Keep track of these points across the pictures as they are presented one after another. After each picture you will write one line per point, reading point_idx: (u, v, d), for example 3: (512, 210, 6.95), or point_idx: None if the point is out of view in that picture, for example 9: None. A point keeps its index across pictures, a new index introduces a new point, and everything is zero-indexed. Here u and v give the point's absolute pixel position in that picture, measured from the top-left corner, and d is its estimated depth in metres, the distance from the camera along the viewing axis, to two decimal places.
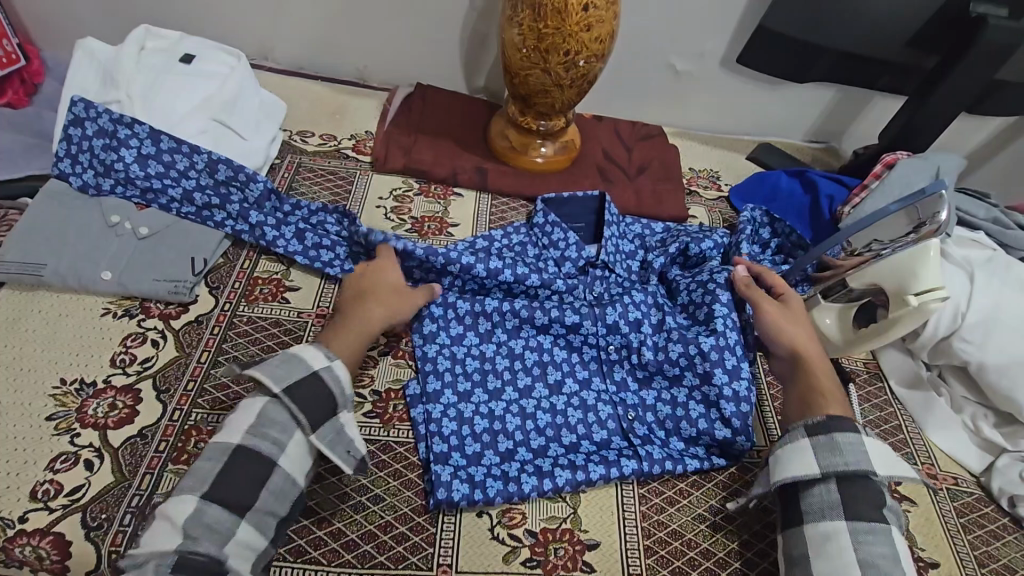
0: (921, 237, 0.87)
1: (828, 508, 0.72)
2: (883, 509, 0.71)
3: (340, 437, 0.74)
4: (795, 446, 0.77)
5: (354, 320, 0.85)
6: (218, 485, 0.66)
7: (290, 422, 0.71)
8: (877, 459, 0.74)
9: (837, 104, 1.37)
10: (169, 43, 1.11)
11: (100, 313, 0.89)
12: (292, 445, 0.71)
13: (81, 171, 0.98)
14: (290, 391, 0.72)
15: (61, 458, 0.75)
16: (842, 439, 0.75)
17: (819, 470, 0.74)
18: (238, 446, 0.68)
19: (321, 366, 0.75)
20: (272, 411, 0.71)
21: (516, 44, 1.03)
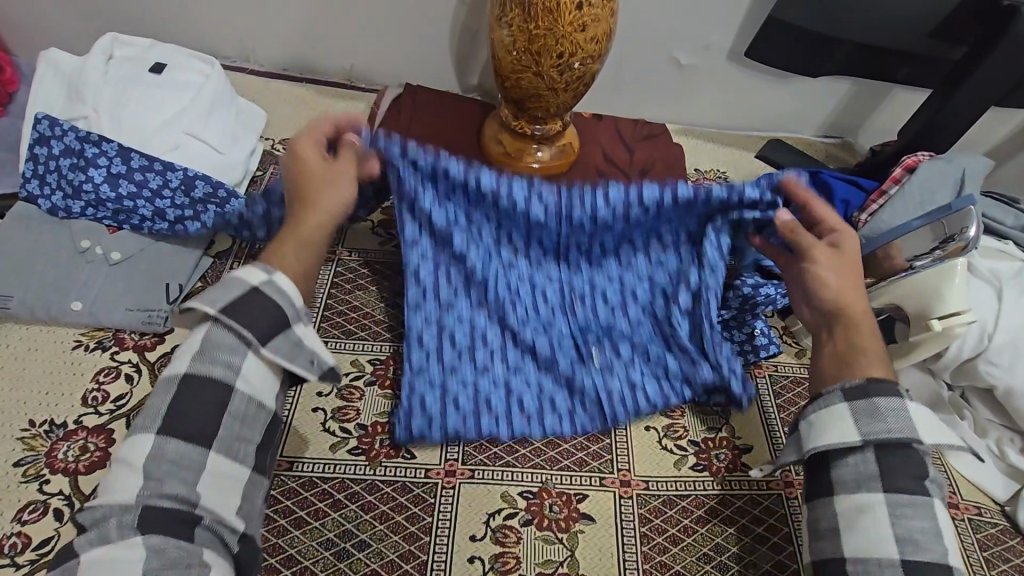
0: (948, 255, 0.80)
1: (865, 479, 0.63)
2: (926, 480, 0.63)
3: (299, 349, 0.66)
4: (830, 408, 0.67)
5: (296, 231, 0.73)
6: (174, 419, 0.59)
7: (239, 343, 0.63)
8: (921, 425, 0.65)
9: (853, 97, 1.29)
10: (139, 50, 1.05)
11: (70, 346, 0.84)
12: (247, 365, 0.63)
13: (49, 192, 0.93)
14: (231, 314, 0.62)
15: (29, 508, 0.71)
16: (884, 404, 0.65)
17: (859, 437, 0.64)
18: (188, 374, 0.60)
19: (259, 280, 0.64)
20: (214, 334, 0.62)
21: (506, 45, 0.96)
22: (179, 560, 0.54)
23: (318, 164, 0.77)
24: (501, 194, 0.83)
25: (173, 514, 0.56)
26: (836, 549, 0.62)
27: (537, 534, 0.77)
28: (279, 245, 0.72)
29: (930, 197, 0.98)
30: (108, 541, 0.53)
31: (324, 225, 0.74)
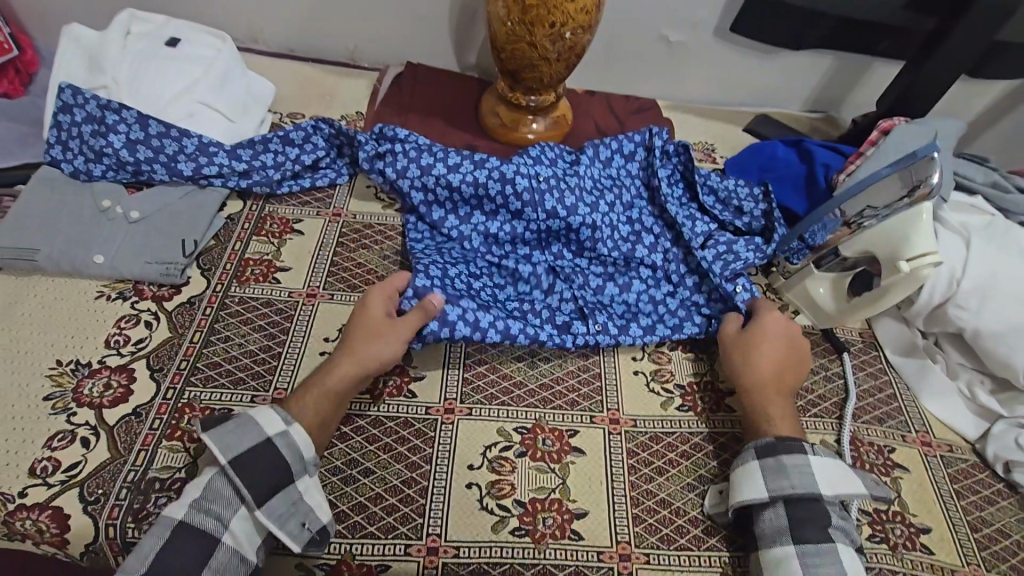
0: (914, 201, 0.86)
1: (778, 533, 0.72)
2: (831, 530, 0.72)
3: (297, 503, 0.70)
4: (747, 469, 0.77)
5: (324, 378, 0.79)
6: (157, 567, 0.62)
7: (236, 497, 0.68)
8: (823, 480, 0.74)
9: (836, 71, 1.34)
10: (155, 27, 1.11)
11: (93, 297, 0.90)
12: (236, 522, 0.67)
13: (72, 157, 0.99)
14: (239, 465, 0.68)
15: (58, 436, 0.77)
16: (791, 462, 0.75)
17: (768, 494, 0.74)
18: (181, 523, 0.65)
19: (275, 433, 0.71)
20: (217, 483, 0.68)
21: (501, 17, 1.01)
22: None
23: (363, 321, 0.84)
24: (461, 174, 1.00)
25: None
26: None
27: (531, 464, 0.82)
28: (304, 392, 0.78)
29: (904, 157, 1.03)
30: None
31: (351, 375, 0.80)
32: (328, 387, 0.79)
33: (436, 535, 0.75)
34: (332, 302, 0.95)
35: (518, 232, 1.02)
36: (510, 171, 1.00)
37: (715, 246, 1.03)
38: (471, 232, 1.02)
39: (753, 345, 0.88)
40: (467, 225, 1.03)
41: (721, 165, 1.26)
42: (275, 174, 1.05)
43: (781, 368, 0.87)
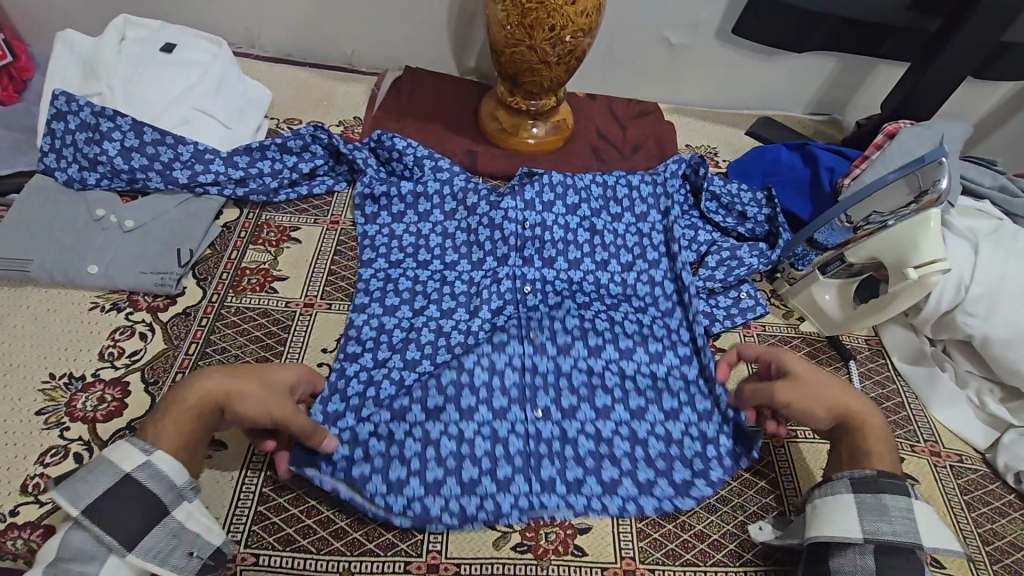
0: (922, 208, 0.85)
1: (861, 572, 0.65)
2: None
3: (181, 534, 0.62)
4: (837, 501, 0.69)
5: (178, 408, 0.64)
6: None
7: (99, 546, 0.58)
8: (924, 529, 0.66)
9: (840, 73, 1.32)
10: (149, 32, 1.09)
11: (88, 307, 0.89)
12: (109, 572, 0.58)
13: (66, 165, 0.98)
14: (95, 512, 0.58)
15: (51, 451, 0.75)
16: (891, 502, 0.67)
17: (862, 535, 0.66)
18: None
19: (134, 467, 0.60)
20: (75, 540, 0.58)
21: (500, 21, 1.00)
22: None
23: (250, 385, 0.68)
24: (455, 221, 1.02)
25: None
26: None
27: None
28: (161, 419, 0.64)
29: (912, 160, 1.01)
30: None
31: (207, 407, 0.65)
32: (181, 405, 0.65)
33: (436, 551, 0.74)
34: (329, 312, 0.94)
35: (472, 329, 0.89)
36: (497, 211, 1.00)
37: (718, 253, 1.01)
38: (452, 257, 0.98)
39: (799, 387, 0.75)
40: (445, 248, 0.99)
41: (723, 170, 1.25)
42: (272, 181, 1.04)
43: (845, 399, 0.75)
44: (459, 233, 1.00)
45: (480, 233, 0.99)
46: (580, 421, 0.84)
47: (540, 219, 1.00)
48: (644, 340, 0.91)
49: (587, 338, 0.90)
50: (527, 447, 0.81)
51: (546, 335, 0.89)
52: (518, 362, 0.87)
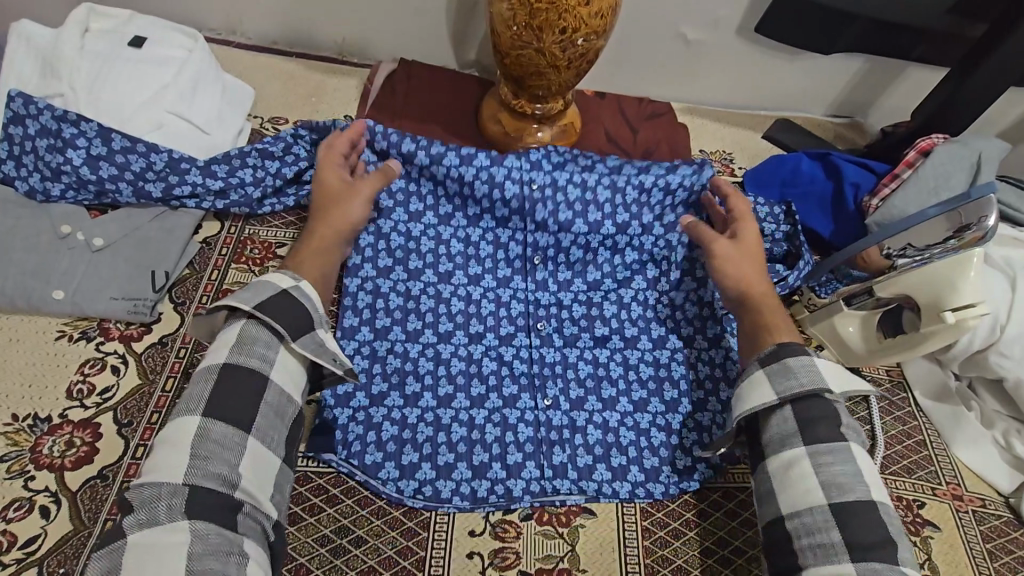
0: (964, 245, 0.79)
1: (787, 437, 0.67)
2: (842, 426, 0.67)
3: (322, 353, 0.69)
4: (750, 379, 0.71)
5: (312, 239, 0.80)
6: (216, 402, 0.62)
7: (273, 337, 0.67)
8: (832, 377, 0.69)
9: (866, 75, 1.24)
10: (117, 22, 0.99)
11: (54, 337, 0.81)
12: (280, 359, 0.67)
13: (26, 174, 0.89)
14: (263, 308, 0.66)
15: (15, 505, 0.69)
16: (795, 362, 0.70)
17: (777, 397, 0.68)
18: (225, 366, 0.63)
19: (289, 284, 0.69)
20: (250, 330, 0.66)
21: (505, 20, 0.90)
22: (220, 546, 0.55)
23: (330, 183, 0.84)
24: None
25: (220, 499, 0.58)
26: (776, 511, 0.66)
27: (537, 529, 0.76)
28: (300, 254, 0.79)
29: (945, 182, 0.95)
30: (157, 523, 0.55)
31: (336, 239, 0.81)
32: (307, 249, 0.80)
33: None
34: None
35: (481, 309, 0.89)
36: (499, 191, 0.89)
37: None
38: (448, 265, 0.90)
39: (739, 252, 0.83)
40: (438, 255, 0.90)
41: (740, 178, 1.18)
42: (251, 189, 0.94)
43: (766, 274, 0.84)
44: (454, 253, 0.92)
45: (475, 259, 0.91)
46: (589, 413, 0.83)
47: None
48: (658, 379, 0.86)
49: (592, 328, 0.89)
50: (537, 434, 0.81)
51: (552, 326, 0.89)
52: (530, 416, 0.82)
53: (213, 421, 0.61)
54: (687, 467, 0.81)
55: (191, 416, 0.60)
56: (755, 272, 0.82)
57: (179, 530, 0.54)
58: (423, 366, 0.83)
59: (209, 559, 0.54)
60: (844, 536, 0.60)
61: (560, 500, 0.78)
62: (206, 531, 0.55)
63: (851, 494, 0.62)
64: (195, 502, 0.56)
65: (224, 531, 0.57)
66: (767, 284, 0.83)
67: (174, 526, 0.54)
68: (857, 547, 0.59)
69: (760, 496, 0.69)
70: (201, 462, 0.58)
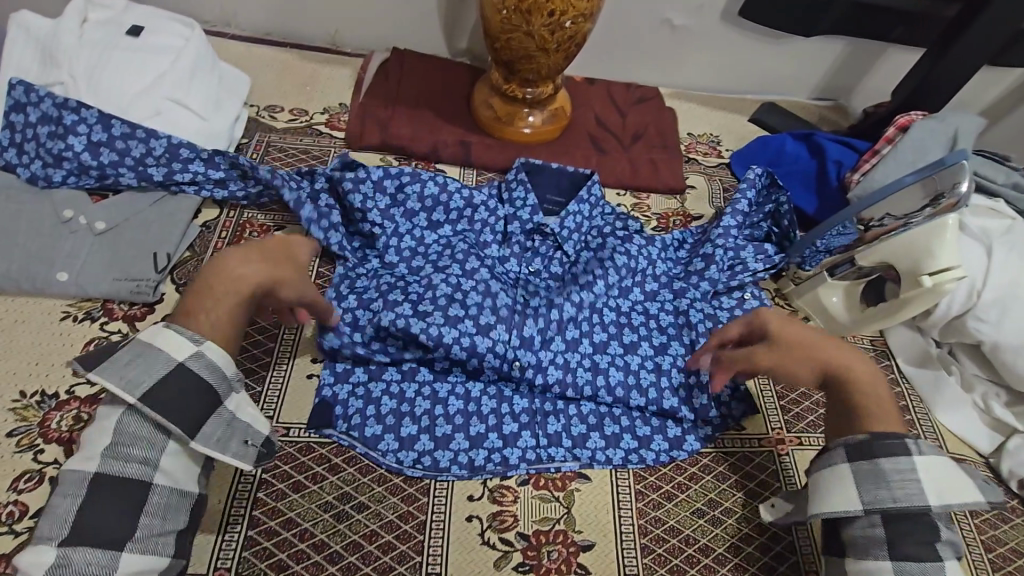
0: (939, 212, 0.81)
1: (872, 545, 0.64)
2: (936, 543, 0.62)
3: (220, 447, 0.63)
4: (825, 478, 0.68)
5: (232, 287, 0.66)
6: (81, 524, 0.57)
7: (158, 432, 0.61)
8: (932, 489, 0.63)
9: (848, 57, 1.27)
10: (114, 13, 1.01)
11: (59, 317, 0.83)
12: (166, 459, 0.61)
13: (28, 161, 0.91)
14: (146, 399, 0.59)
15: (25, 476, 0.71)
16: (888, 465, 0.65)
17: (861, 506, 0.65)
18: (97, 474, 0.58)
19: (185, 355, 0.61)
20: (128, 425, 0.60)
21: (495, 4, 0.93)
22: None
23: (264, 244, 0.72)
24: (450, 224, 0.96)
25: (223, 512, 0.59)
26: None
27: (535, 493, 0.79)
28: (196, 308, 0.65)
29: (922, 156, 0.98)
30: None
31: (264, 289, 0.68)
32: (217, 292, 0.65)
33: (436, 560, 0.73)
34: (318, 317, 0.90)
35: None
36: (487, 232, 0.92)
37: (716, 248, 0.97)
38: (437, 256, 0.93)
39: (789, 350, 0.74)
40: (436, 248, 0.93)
41: (726, 159, 1.21)
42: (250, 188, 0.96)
43: (838, 356, 0.73)
44: (449, 235, 0.95)
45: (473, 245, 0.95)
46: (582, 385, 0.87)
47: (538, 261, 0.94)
48: (648, 355, 0.89)
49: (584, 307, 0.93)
50: (532, 406, 0.84)
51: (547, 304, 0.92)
52: (526, 387, 0.85)
53: (74, 548, 0.55)
54: (677, 437, 0.84)
55: (60, 530, 0.56)
56: (824, 360, 0.73)
57: None
58: None
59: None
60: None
61: (556, 467, 0.81)
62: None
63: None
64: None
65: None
66: (845, 364, 0.73)
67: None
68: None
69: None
70: (65, 569, 0.55)
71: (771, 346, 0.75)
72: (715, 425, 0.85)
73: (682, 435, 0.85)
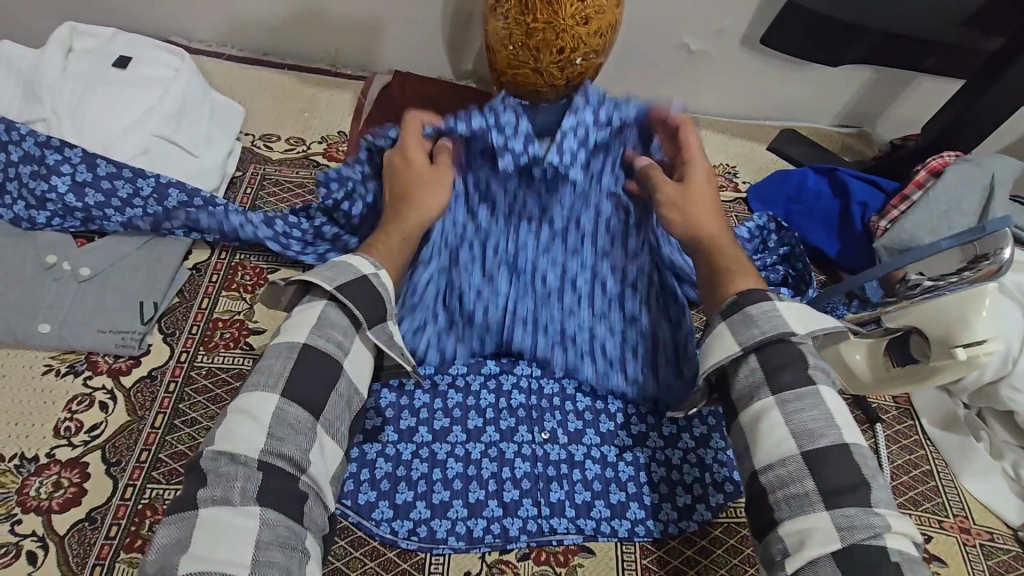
0: (978, 278, 0.74)
1: (754, 389, 0.59)
2: (811, 369, 0.58)
3: (390, 344, 0.65)
4: (712, 334, 0.64)
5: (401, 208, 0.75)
6: (295, 384, 0.56)
7: (350, 324, 0.62)
8: (795, 318, 0.61)
9: (874, 85, 1.20)
10: (100, 42, 0.98)
11: (40, 372, 0.80)
12: (353, 350, 0.62)
13: (11, 202, 0.87)
14: (348, 291, 0.61)
15: (2, 550, 0.68)
16: (756, 311, 0.62)
17: (739, 348, 0.61)
18: (305, 346, 0.58)
19: (371, 271, 0.64)
20: (330, 313, 0.61)
21: (501, 38, 0.87)
22: (287, 540, 0.49)
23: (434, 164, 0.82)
24: None
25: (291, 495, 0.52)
26: (751, 466, 0.57)
27: (534, 569, 0.77)
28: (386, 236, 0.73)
29: (956, 206, 0.93)
30: (230, 505, 0.49)
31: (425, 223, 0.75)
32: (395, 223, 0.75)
33: None
34: None
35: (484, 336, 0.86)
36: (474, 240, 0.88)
37: None
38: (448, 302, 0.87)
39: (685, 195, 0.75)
40: None
41: (743, 194, 1.14)
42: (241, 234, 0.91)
43: (726, 215, 0.76)
44: None
45: None
46: (588, 448, 0.81)
47: None
48: (658, 414, 0.84)
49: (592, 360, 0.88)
50: (535, 470, 0.79)
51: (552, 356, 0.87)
52: (529, 450, 0.80)
53: (292, 403, 0.55)
54: (688, 506, 0.79)
55: (268, 391, 0.54)
56: (710, 214, 0.75)
57: (249, 517, 0.48)
58: (419, 401, 0.82)
59: (272, 552, 0.48)
60: (816, 483, 0.52)
61: (558, 541, 0.77)
62: (277, 521, 0.50)
63: (824, 440, 0.54)
64: (270, 491, 0.50)
65: (293, 523, 0.51)
66: (727, 226, 0.75)
67: (246, 511, 0.49)
68: (829, 492, 0.52)
69: (736, 452, 0.60)
70: (277, 440, 0.52)
71: (681, 182, 0.76)
72: (729, 493, 0.80)
73: (693, 505, 0.80)
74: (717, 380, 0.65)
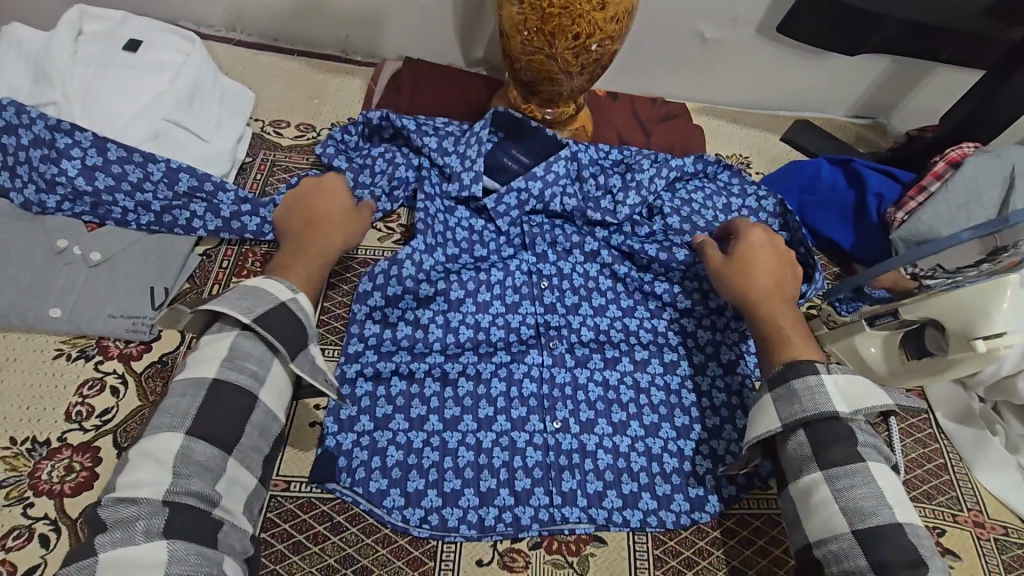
0: (998, 271, 0.75)
1: (804, 461, 0.65)
2: (859, 447, 0.64)
3: (314, 372, 0.69)
4: (759, 402, 0.70)
5: (310, 247, 0.81)
6: (204, 419, 0.60)
7: (266, 351, 0.66)
8: (839, 396, 0.66)
9: (891, 75, 1.19)
10: (111, 25, 0.97)
11: (51, 356, 0.79)
12: (272, 376, 0.66)
13: (21, 185, 0.86)
14: (261, 322, 0.65)
15: (13, 533, 0.68)
16: (801, 386, 0.67)
17: (782, 423, 0.67)
18: (215, 379, 0.62)
19: (285, 297, 0.68)
20: (242, 343, 0.64)
21: (515, 23, 0.85)
22: (199, 565, 0.54)
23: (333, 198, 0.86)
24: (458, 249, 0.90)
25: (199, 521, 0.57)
26: (803, 536, 0.64)
27: (547, 558, 0.75)
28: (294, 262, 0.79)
29: (975, 199, 0.92)
30: (134, 544, 0.53)
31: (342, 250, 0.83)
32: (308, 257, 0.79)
33: None
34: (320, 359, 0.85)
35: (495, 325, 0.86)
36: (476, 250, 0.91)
37: None
38: (458, 292, 0.87)
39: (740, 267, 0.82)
40: (450, 280, 0.87)
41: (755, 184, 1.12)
42: (254, 221, 0.89)
43: (776, 279, 0.82)
44: (464, 271, 0.89)
45: (490, 277, 0.89)
46: (600, 437, 0.81)
47: (556, 270, 0.92)
48: (670, 405, 0.84)
49: (604, 350, 0.87)
50: (546, 459, 0.79)
51: (564, 347, 0.86)
52: (540, 440, 0.80)
53: (196, 440, 0.59)
54: (700, 498, 0.79)
55: (174, 431, 0.59)
56: (757, 281, 0.81)
57: (157, 549, 0.53)
58: (430, 389, 0.81)
59: None
60: (869, 560, 0.58)
61: (570, 529, 0.76)
62: (185, 551, 0.54)
63: (875, 518, 0.59)
64: (174, 525, 0.55)
65: (203, 551, 0.55)
66: (779, 293, 0.81)
67: (152, 545, 0.53)
68: (881, 566, 0.57)
69: (787, 519, 0.66)
70: (179, 479, 0.57)
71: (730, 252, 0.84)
72: (740, 484, 0.80)
73: (705, 496, 0.79)
74: (768, 443, 0.71)
